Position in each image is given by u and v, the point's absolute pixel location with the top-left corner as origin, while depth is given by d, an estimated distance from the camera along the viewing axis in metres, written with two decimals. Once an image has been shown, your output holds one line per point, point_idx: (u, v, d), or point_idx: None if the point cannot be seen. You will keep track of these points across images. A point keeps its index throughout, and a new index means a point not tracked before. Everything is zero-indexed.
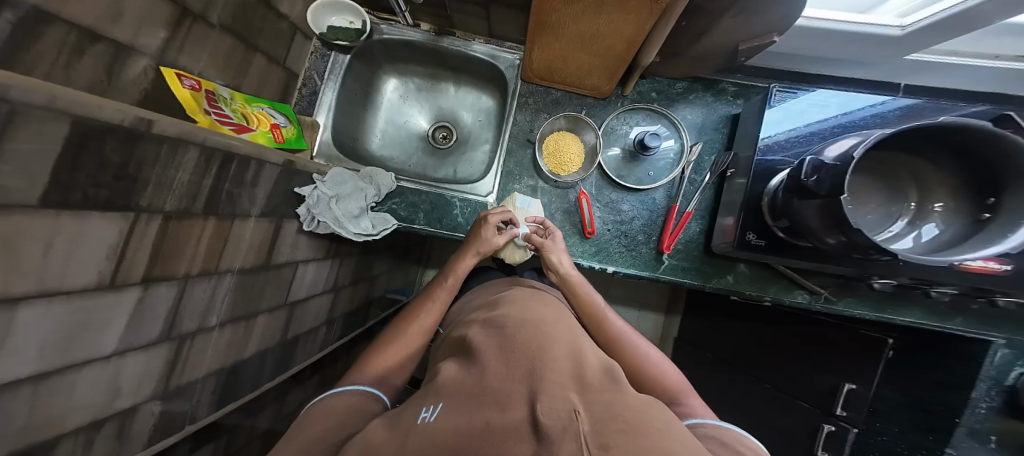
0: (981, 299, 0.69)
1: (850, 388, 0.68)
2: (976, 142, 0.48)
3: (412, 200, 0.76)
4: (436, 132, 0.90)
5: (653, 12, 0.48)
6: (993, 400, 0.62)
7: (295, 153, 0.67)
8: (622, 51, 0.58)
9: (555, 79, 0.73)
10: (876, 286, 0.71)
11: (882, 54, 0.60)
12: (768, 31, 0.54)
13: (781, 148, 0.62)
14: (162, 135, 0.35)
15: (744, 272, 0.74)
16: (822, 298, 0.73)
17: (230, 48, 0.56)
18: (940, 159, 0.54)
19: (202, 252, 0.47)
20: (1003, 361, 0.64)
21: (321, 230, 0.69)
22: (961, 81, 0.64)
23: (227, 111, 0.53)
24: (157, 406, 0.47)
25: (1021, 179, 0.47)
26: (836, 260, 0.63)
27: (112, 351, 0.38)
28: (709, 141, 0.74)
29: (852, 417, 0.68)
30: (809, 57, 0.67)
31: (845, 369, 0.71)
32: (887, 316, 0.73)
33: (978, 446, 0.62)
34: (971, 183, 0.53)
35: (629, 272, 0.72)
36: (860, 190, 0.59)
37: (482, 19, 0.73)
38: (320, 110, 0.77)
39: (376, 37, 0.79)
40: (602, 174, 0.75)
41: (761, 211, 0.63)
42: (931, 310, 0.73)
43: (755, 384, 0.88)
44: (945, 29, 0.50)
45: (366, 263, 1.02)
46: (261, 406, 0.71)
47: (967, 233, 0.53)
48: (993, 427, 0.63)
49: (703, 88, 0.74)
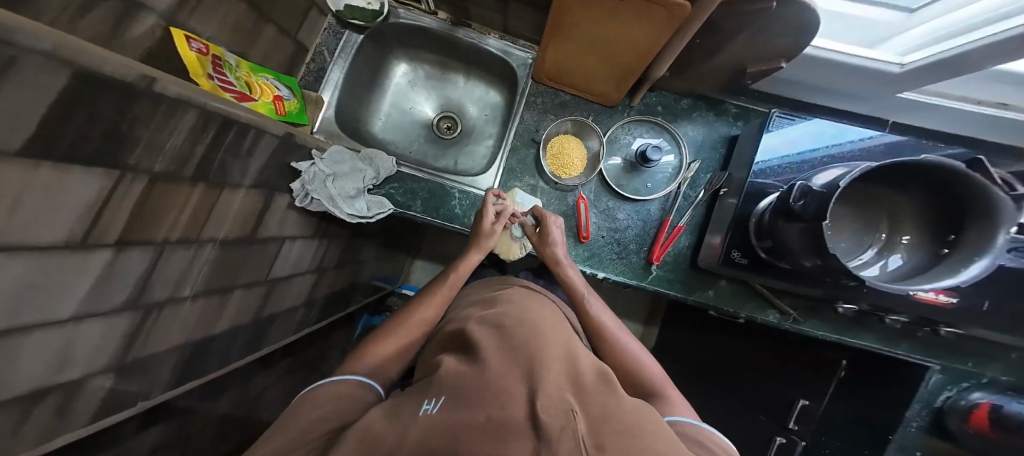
0: (926, 327, 0.74)
1: (804, 403, 0.76)
2: (955, 182, 0.52)
3: (411, 186, 0.75)
4: (441, 122, 0.89)
5: (672, 23, 0.48)
6: (922, 420, 0.72)
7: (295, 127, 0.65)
8: (636, 61, 0.59)
9: (566, 82, 0.73)
10: (841, 310, 0.73)
11: (878, 88, 0.64)
12: (777, 56, 0.57)
13: (773, 173, 0.66)
14: (163, 95, 0.32)
15: (724, 288, 0.76)
16: (790, 318, 0.75)
17: (242, 15, 0.53)
18: (915, 195, 0.59)
19: (185, 218, 0.44)
20: (936, 385, 0.72)
21: (313, 207, 0.67)
22: (941, 123, 0.70)
23: (231, 79, 0.50)
24: (108, 380, 0.43)
25: (980, 218, 0.52)
26: (811, 281, 0.67)
27: (71, 316, 0.35)
28: (707, 159, 0.77)
29: (802, 430, 0.76)
30: (810, 86, 0.70)
31: (813, 385, 0.76)
32: (845, 338, 0.76)
33: None
34: (938, 220, 0.58)
35: (618, 280, 0.74)
36: (841, 218, 0.62)
37: (500, 15, 0.72)
38: (326, 86, 0.74)
39: (391, 20, 0.77)
40: (602, 181, 0.76)
41: (748, 229, 0.67)
42: (884, 336, 0.76)
43: (725, 393, 0.92)
44: (935, 71, 0.54)
45: (354, 247, 0.99)
46: (224, 388, 0.67)
47: (926, 265, 0.58)
48: (919, 442, 0.73)
49: (706, 107, 0.77)
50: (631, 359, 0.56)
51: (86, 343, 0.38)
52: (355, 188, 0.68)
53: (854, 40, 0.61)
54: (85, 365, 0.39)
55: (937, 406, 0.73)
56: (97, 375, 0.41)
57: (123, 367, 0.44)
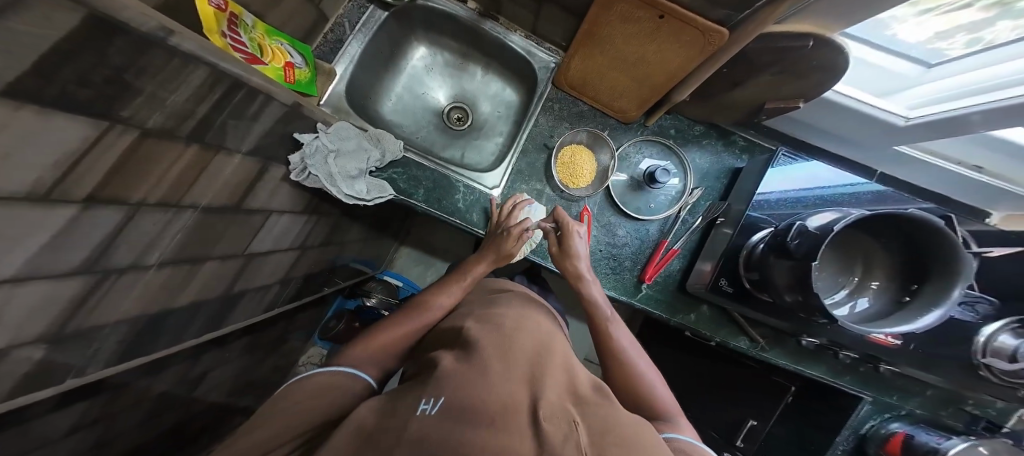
0: (870, 365, 0.78)
1: (752, 423, 0.82)
2: (924, 232, 0.56)
3: (415, 174, 0.73)
4: (452, 113, 0.87)
5: (710, 47, 0.48)
6: (846, 444, 0.78)
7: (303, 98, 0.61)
8: (662, 81, 0.60)
9: (587, 92, 0.73)
10: (804, 342, 0.76)
11: (878, 139, 0.68)
12: (796, 96, 0.60)
13: (767, 207, 0.68)
14: (177, 49, 0.29)
15: (705, 313, 0.78)
16: (759, 346, 0.77)
17: None
18: (890, 245, 0.62)
19: (170, 179, 0.39)
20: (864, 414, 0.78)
21: (309, 183, 0.62)
22: (922, 178, 0.75)
23: (245, 39, 0.46)
24: (39, 351, 0.36)
25: (942, 274, 0.57)
26: (786, 316, 0.69)
27: (10, 276, 0.29)
28: (709, 187, 0.79)
29: (746, 447, 0.82)
30: (816, 128, 0.74)
31: (759, 404, 0.83)
32: (800, 368, 0.79)
33: None
34: (904, 271, 0.61)
35: (608, 294, 0.74)
36: (826, 259, 0.64)
37: (530, 15, 0.71)
38: (341, 59, 0.70)
39: (419, 2, 0.74)
40: (607, 196, 0.77)
41: (737, 261, 0.69)
42: (833, 369, 0.80)
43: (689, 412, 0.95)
44: (936, 129, 0.58)
45: (341, 227, 0.95)
46: (168, 364, 0.59)
47: (888, 310, 0.62)
48: None
49: (716, 136, 0.79)
50: (635, 374, 0.58)
51: (30, 307, 0.32)
52: (358, 169, 0.66)
53: (868, 89, 0.65)
54: (23, 332, 0.33)
55: (862, 433, 0.79)
56: (36, 344, 0.36)
57: (62, 338, 0.38)
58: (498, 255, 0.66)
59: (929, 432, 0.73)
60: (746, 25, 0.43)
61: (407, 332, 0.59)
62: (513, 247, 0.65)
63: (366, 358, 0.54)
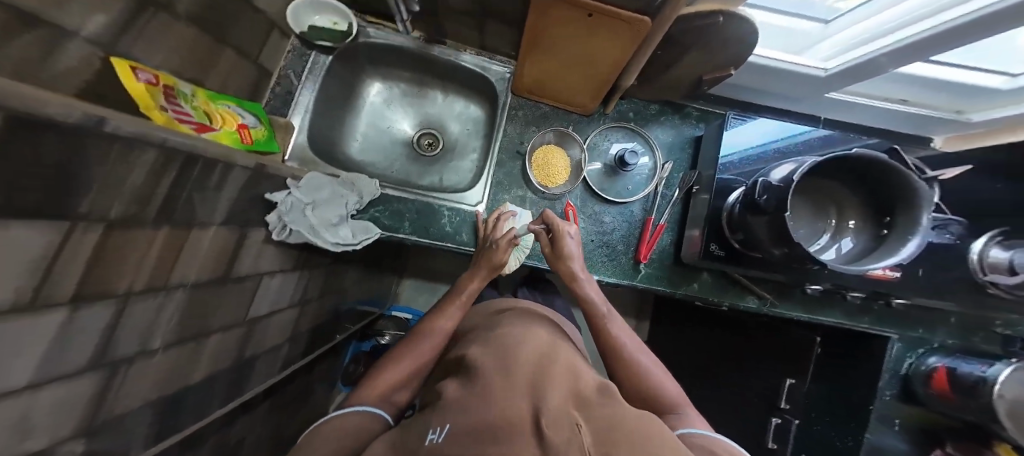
0: (881, 301, 0.76)
1: (791, 382, 0.80)
2: (875, 169, 0.57)
3: (396, 208, 0.73)
4: (422, 140, 0.88)
5: (637, 37, 0.50)
6: (891, 387, 0.72)
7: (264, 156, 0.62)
8: (605, 75, 0.61)
9: (543, 93, 0.74)
10: (809, 291, 0.74)
11: (810, 90, 0.70)
12: (725, 66, 0.60)
13: (732, 168, 0.69)
14: (118, 134, 0.29)
15: (707, 280, 0.77)
16: (769, 302, 0.76)
17: (192, 40, 0.49)
18: (853, 185, 0.62)
19: (149, 264, 0.39)
20: (898, 353, 0.74)
21: (293, 239, 0.63)
22: (863, 117, 0.78)
23: (187, 109, 0.45)
24: (79, 446, 0.36)
25: (907, 203, 0.57)
26: (779, 269, 0.68)
27: (27, 383, 0.28)
28: (678, 159, 0.79)
29: (793, 410, 0.80)
30: (757, 89, 0.76)
31: (786, 365, 0.83)
32: (816, 318, 0.78)
33: (887, 430, 0.71)
34: (873, 205, 0.61)
35: (610, 281, 0.74)
36: (798, 209, 0.64)
37: (473, 32, 0.73)
38: (295, 110, 0.72)
39: (360, 40, 0.75)
40: (586, 187, 0.77)
41: (721, 222, 0.68)
42: (847, 312, 0.79)
43: (717, 388, 0.95)
44: (852, 74, 0.60)
45: (336, 274, 0.95)
46: (203, 439, 0.59)
47: (871, 246, 0.61)
48: (897, 412, 0.72)
49: (672, 111, 0.80)
50: (640, 371, 0.56)
51: (53, 409, 0.32)
52: (338, 216, 0.66)
53: (783, 49, 0.66)
54: (57, 431, 0.33)
55: (902, 373, 0.74)
56: (75, 439, 0.35)
57: (95, 431, 0.38)
58: (490, 267, 0.66)
59: (970, 362, 0.67)
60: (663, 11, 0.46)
61: (415, 361, 0.57)
62: (503, 256, 0.65)
63: (381, 394, 0.53)
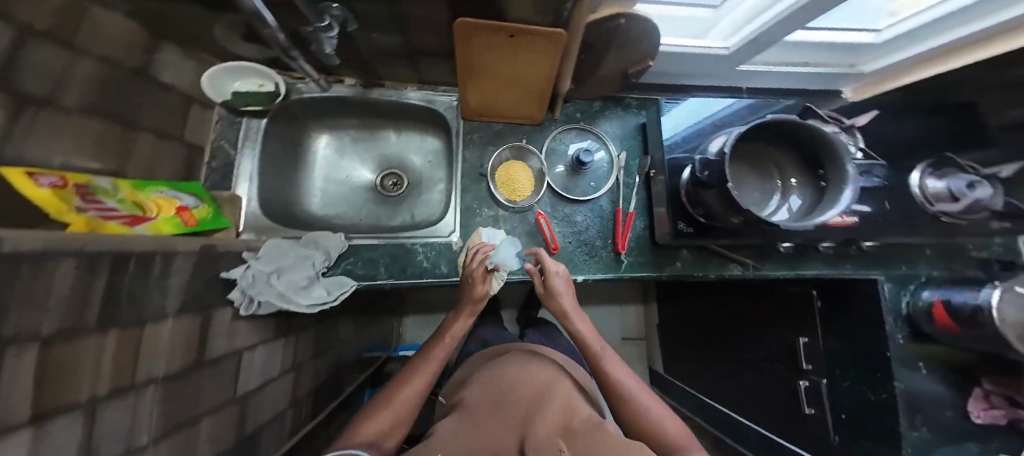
0: (854, 246, 0.79)
1: (804, 341, 0.77)
2: (792, 129, 0.59)
3: (368, 256, 0.71)
4: (385, 181, 0.88)
5: (558, 48, 0.54)
6: (899, 329, 0.72)
7: (214, 233, 0.61)
8: (543, 85, 0.63)
9: (491, 114, 0.76)
10: (783, 248, 0.76)
11: (719, 67, 0.74)
12: (642, 59, 0.63)
13: (679, 147, 0.73)
14: (22, 252, 0.27)
15: (687, 257, 0.77)
16: (750, 266, 0.77)
17: (100, 131, 0.47)
18: (783, 145, 0.64)
19: (108, 369, 0.37)
20: (892, 291, 0.75)
21: (264, 310, 0.60)
22: (776, 81, 0.82)
23: (110, 204, 0.44)
24: None
25: (830, 155, 0.58)
26: (745, 235, 0.69)
27: None
28: (631, 147, 0.81)
29: (816, 369, 0.76)
30: (673, 74, 0.79)
31: (795, 325, 0.81)
32: (800, 271, 0.79)
33: (915, 375, 0.68)
34: (806, 160, 0.63)
35: (597, 278, 0.73)
36: (741, 177, 0.64)
37: (411, 71, 0.74)
38: (240, 180, 0.71)
39: (293, 96, 0.75)
40: (552, 192, 0.77)
41: (682, 200, 0.70)
42: (827, 261, 0.80)
43: (737, 359, 0.98)
44: (751, 48, 0.64)
45: (327, 329, 0.92)
46: None
47: (816, 199, 0.61)
48: (916, 353, 0.70)
49: (614, 105, 0.83)
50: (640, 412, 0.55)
51: None
52: (307, 277, 0.64)
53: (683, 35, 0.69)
54: None
55: (905, 313, 0.75)
56: None
57: None
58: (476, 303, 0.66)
59: (961, 290, 0.67)
60: (573, 20, 0.49)
61: (404, 404, 0.55)
62: (483, 290, 0.64)
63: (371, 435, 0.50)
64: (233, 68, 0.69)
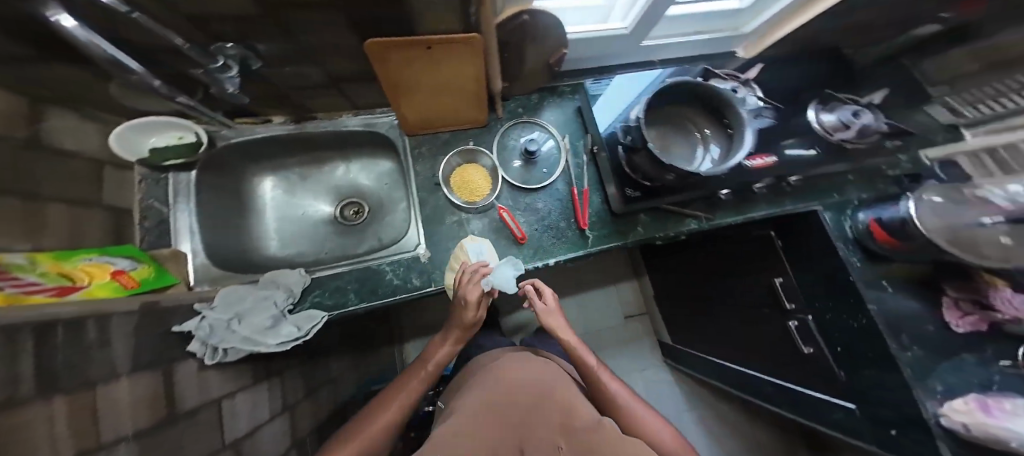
0: (783, 182, 0.84)
1: (780, 281, 0.84)
2: (692, 90, 0.68)
3: (335, 285, 0.71)
4: (346, 210, 0.90)
5: (477, 53, 0.56)
6: (854, 254, 0.74)
7: (161, 291, 0.60)
8: (474, 88, 0.66)
9: (435, 125, 0.78)
10: (723, 196, 0.82)
11: (624, 45, 0.81)
12: (556, 48, 0.69)
13: (612, 122, 0.81)
14: None
15: (645, 220, 0.80)
16: (703, 219, 0.80)
17: (22, 212, 0.46)
18: (692, 106, 0.72)
19: (69, 434, 0.35)
20: (834, 221, 0.78)
21: (231, 357, 0.59)
22: (679, 51, 0.91)
23: (33, 278, 0.42)
24: None
25: (728, 105, 0.67)
26: (688, 188, 0.78)
27: None
28: (572, 131, 0.86)
29: (799, 307, 0.81)
30: (587, 60, 0.86)
31: (770, 268, 0.88)
32: (747, 215, 0.82)
33: (884, 294, 0.70)
34: (713, 114, 0.71)
35: (568, 257, 0.75)
36: (664, 138, 0.72)
37: (342, 98, 0.76)
38: (181, 236, 0.70)
39: (220, 143, 0.75)
40: (511, 186, 0.80)
41: (625, 171, 0.78)
42: (767, 201, 0.84)
43: (724, 309, 1.04)
44: (644, 22, 0.72)
45: (314, 366, 0.90)
46: None
47: (729, 143, 0.69)
48: (876, 274, 0.72)
49: (550, 95, 0.88)
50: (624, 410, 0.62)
51: None
52: (270, 316, 0.64)
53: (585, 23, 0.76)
54: None
55: (852, 237, 0.77)
56: None
57: None
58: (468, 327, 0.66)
59: (886, 207, 0.72)
60: (481, 21, 0.52)
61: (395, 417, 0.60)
62: (476, 316, 0.64)
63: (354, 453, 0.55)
64: (145, 125, 0.66)
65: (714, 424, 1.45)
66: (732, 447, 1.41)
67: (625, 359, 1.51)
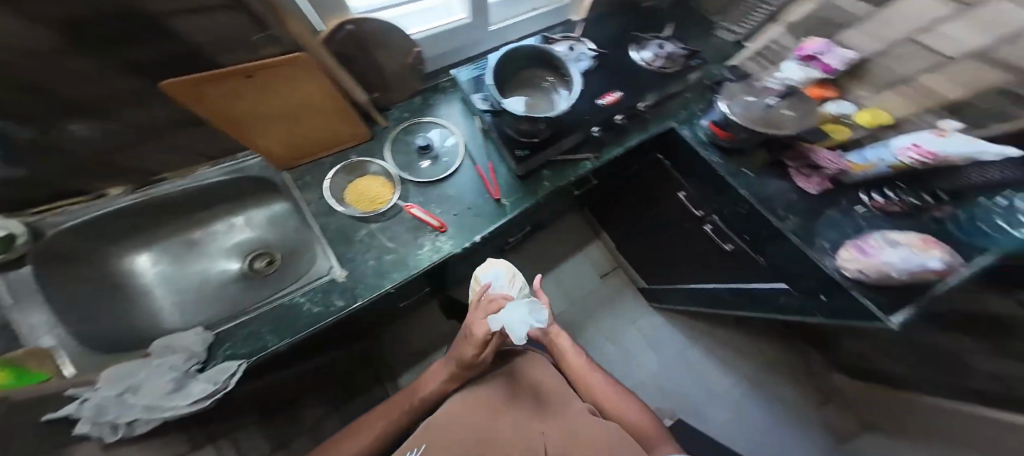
0: (636, 110, 0.99)
1: (684, 194, 1.03)
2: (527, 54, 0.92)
3: (248, 332, 0.68)
4: (255, 263, 0.90)
5: (305, 70, 0.68)
6: (716, 155, 0.90)
7: (36, 387, 0.55)
8: (326, 102, 0.77)
9: (313, 150, 0.85)
10: (596, 132, 0.94)
11: (474, 32, 1.02)
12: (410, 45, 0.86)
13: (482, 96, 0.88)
14: None
15: (548, 174, 0.90)
16: (593, 159, 0.93)
17: None
18: (537, 67, 0.96)
19: None
20: (689, 136, 0.95)
21: (140, 428, 0.56)
22: (523, 27, 1.14)
23: None
24: None
25: (555, 58, 0.92)
26: (567, 132, 0.91)
27: None
28: (462, 121, 0.99)
29: (706, 211, 0.98)
30: (454, 52, 1.05)
31: (672, 188, 1.07)
32: (627, 143, 0.96)
33: (748, 177, 0.88)
34: (553, 68, 0.95)
35: (491, 228, 0.82)
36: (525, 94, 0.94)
37: (187, 150, 0.78)
38: (41, 335, 0.61)
39: (53, 231, 0.69)
40: (422, 184, 0.88)
41: (514, 137, 0.87)
42: (638, 134, 0.99)
43: (665, 234, 1.21)
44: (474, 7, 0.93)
45: (278, 426, 0.84)
46: None
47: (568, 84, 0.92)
48: (738, 164, 0.90)
49: (433, 94, 1.02)
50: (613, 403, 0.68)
51: None
52: (172, 378, 0.60)
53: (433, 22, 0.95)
54: None
55: (707, 141, 0.93)
56: None
57: None
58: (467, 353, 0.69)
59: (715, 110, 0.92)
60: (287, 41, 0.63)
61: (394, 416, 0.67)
62: (477, 351, 0.66)
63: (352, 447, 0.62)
64: None
65: (715, 349, 1.58)
66: (740, 361, 1.56)
67: (614, 316, 1.62)
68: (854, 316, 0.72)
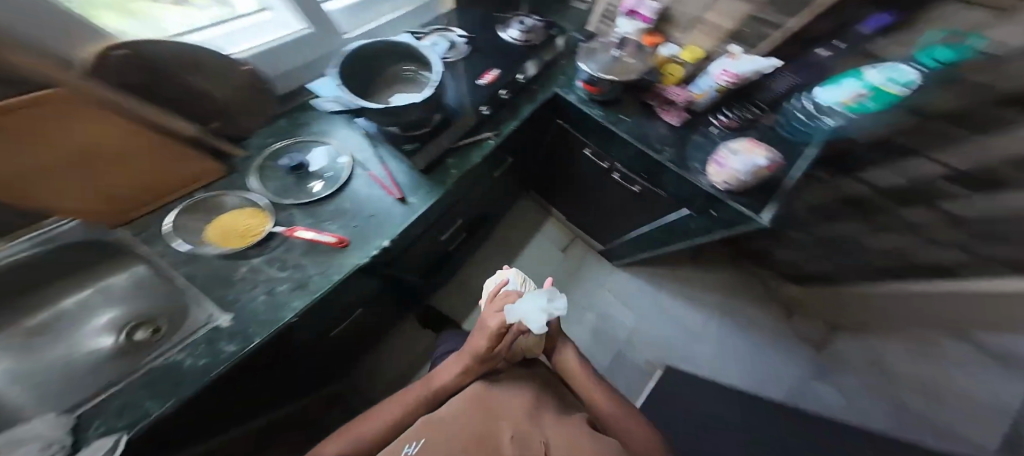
0: (509, 87, 1.05)
1: (588, 150, 1.18)
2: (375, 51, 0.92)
3: (122, 403, 0.56)
4: (135, 335, 0.76)
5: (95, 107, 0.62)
6: (594, 108, 1.05)
7: None
8: (137, 139, 0.70)
9: (144, 199, 0.77)
10: (485, 112, 0.99)
11: (325, 40, 1.10)
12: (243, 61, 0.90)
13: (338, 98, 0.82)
14: None
15: (453, 162, 0.95)
16: (494, 136, 1.00)
17: None
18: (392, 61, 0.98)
19: None
20: (567, 98, 1.08)
21: None
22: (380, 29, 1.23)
23: None
24: None
25: (404, 50, 0.94)
26: (447, 120, 0.96)
27: None
28: (342, 135, 1.00)
29: (608, 161, 1.15)
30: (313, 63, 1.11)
31: (579, 147, 1.22)
32: (520, 115, 1.05)
33: (625, 121, 1.02)
34: (408, 59, 0.98)
35: (399, 229, 0.83)
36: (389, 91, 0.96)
37: None
38: None
39: None
40: (312, 203, 0.86)
41: (397, 134, 0.91)
42: (521, 106, 1.07)
43: (596, 189, 1.35)
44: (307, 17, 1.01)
45: None
46: None
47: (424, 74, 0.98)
48: (613, 115, 1.04)
49: (298, 113, 1.03)
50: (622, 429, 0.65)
51: None
52: None
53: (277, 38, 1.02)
54: None
55: (583, 97, 1.08)
56: None
57: None
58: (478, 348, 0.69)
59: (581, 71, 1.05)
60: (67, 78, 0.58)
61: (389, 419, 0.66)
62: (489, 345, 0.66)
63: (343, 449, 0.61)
64: None
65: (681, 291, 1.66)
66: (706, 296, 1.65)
67: (585, 285, 1.67)
68: (736, 222, 0.88)
